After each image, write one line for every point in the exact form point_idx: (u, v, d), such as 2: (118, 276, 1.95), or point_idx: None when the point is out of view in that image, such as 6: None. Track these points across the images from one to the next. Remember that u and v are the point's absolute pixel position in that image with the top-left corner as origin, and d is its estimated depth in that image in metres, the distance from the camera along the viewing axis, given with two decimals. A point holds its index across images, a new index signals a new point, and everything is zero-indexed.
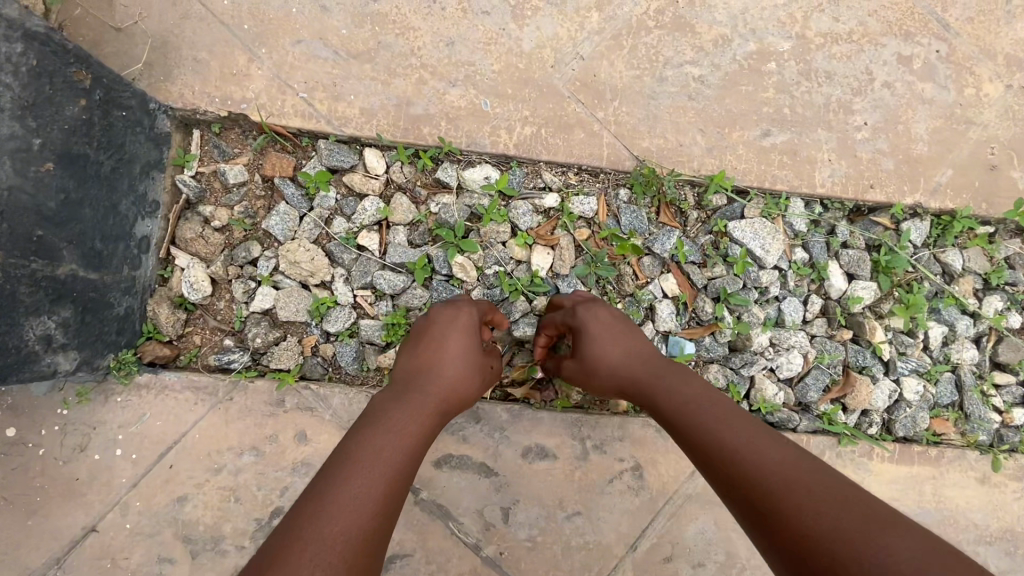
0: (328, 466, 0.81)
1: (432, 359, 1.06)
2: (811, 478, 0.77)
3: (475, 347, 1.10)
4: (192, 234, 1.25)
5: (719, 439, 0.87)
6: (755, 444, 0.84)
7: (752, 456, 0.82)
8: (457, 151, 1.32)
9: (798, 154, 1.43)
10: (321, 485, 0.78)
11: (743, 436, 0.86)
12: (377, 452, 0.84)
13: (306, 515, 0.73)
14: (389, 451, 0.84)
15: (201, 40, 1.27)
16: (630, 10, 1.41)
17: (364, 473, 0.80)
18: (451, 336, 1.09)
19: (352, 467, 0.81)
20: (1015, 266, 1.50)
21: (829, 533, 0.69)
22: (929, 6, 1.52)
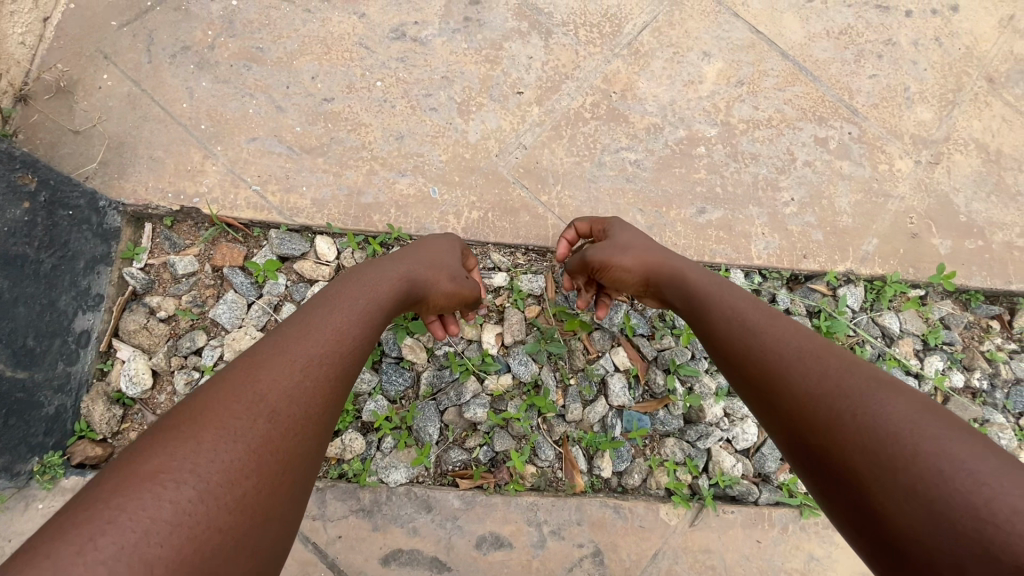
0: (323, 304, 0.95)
1: (406, 248, 1.15)
2: (817, 347, 0.87)
3: (456, 270, 1.16)
4: (136, 326, 1.24)
5: (730, 327, 0.98)
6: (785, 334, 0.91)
7: (765, 336, 0.92)
8: (406, 236, 1.36)
9: (732, 229, 1.52)
10: (278, 341, 0.83)
11: (756, 321, 0.96)
12: (333, 321, 0.89)
13: (262, 366, 0.77)
14: (353, 297, 0.97)
15: (158, 140, 1.34)
16: (568, 104, 1.53)
17: (324, 339, 0.85)
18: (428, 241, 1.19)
19: (311, 330, 0.86)
20: (950, 326, 1.58)
21: (819, 385, 0.79)
22: (837, 95, 1.69)
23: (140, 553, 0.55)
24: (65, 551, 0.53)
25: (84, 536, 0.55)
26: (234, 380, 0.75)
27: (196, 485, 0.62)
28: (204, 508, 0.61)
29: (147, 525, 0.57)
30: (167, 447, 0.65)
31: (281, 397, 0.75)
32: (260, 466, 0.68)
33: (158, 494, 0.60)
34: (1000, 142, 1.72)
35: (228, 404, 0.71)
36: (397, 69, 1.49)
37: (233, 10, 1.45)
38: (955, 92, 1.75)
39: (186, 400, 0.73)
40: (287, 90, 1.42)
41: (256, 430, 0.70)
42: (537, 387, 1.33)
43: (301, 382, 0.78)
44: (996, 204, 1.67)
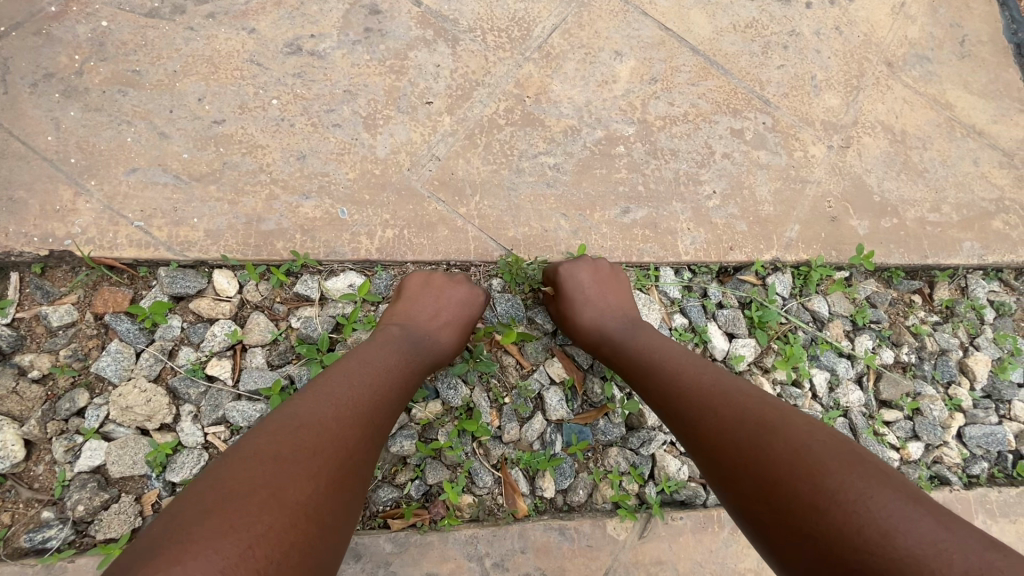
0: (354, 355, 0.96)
1: (444, 311, 1.14)
2: (729, 396, 0.91)
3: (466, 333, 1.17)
4: (3, 390, 1.09)
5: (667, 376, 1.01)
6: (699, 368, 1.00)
7: (684, 386, 0.97)
8: (315, 262, 1.27)
9: (658, 226, 1.50)
10: (356, 390, 0.87)
11: (675, 371, 1.01)
12: (397, 378, 0.96)
13: (350, 418, 0.82)
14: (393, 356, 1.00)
15: (19, 178, 1.20)
16: (481, 111, 1.48)
17: (390, 404, 0.91)
18: (466, 313, 1.17)
19: (380, 387, 0.91)
20: (876, 304, 1.61)
21: (735, 434, 0.84)
22: (748, 87, 1.71)
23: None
24: (223, 558, 0.58)
25: (236, 546, 0.60)
26: (327, 425, 0.79)
27: (311, 523, 0.68)
28: (313, 548, 0.68)
29: (279, 550, 0.63)
30: (285, 479, 0.70)
31: (360, 458, 0.81)
32: (340, 516, 0.75)
33: (289, 522, 0.66)
34: (904, 123, 1.78)
35: (326, 450, 0.76)
36: (295, 85, 1.39)
37: (104, 32, 1.33)
38: (859, 77, 1.81)
39: (285, 429, 0.77)
40: (171, 114, 1.30)
41: (342, 485, 0.76)
42: (469, 410, 1.26)
43: (372, 445, 0.85)
44: (906, 181, 1.72)
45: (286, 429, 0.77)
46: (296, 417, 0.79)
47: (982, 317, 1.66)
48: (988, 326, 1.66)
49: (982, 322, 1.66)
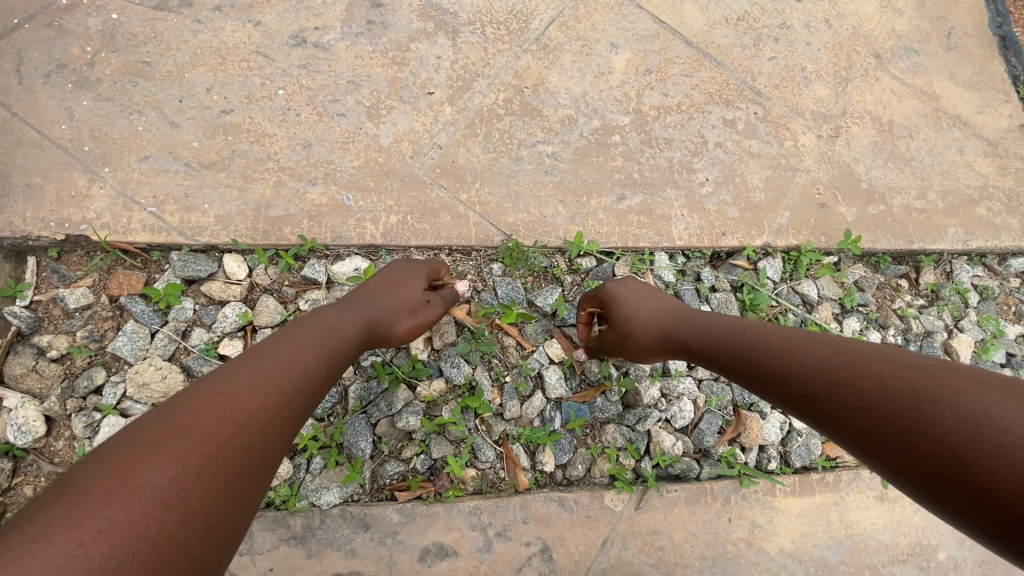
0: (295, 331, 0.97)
1: (391, 283, 1.16)
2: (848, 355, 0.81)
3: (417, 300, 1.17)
4: (24, 369, 1.14)
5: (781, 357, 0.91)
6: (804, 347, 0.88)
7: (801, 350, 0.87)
8: (322, 247, 1.31)
9: (652, 213, 1.54)
10: (251, 368, 0.82)
11: (782, 346, 0.92)
12: (309, 351, 0.92)
13: (240, 395, 0.77)
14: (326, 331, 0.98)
15: (34, 165, 1.23)
16: (481, 101, 1.53)
17: (293, 373, 0.86)
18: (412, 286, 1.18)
19: (283, 364, 0.86)
20: (863, 288, 1.66)
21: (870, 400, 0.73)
22: (740, 79, 1.76)
23: (127, 568, 0.56)
24: (55, 555, 0.52)
25: (74, 541, 0.54)
26: (210, 404, 0.74)
27: (178, 506, 0.62)
28: (180, 529, 0.61)
29: (132, 539, 0.57)
30: (141, 464, 0.63)
31: (254, 433, 0.75)
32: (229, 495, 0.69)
33: (146, 510, 0.60)
34: (891, 113, 1.84)
35: (204, 427, 0.70)
36: (300, 76, 1.43)
37: (114, 24, 1.36)
38: (847, 69, 1.86)
39: (156, 417, 0.70)
40: (181, 104, 1.34)
41: (229, 462, 0.70)
42: (472, 388, 1.30)
43: (271, 417, 0.79)
44: (892, 170, 1.78)
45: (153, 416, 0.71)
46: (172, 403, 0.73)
47: (966, 300, 1.72)
48: (972, 309, 1.71)
49: (966, 305, 1.72)
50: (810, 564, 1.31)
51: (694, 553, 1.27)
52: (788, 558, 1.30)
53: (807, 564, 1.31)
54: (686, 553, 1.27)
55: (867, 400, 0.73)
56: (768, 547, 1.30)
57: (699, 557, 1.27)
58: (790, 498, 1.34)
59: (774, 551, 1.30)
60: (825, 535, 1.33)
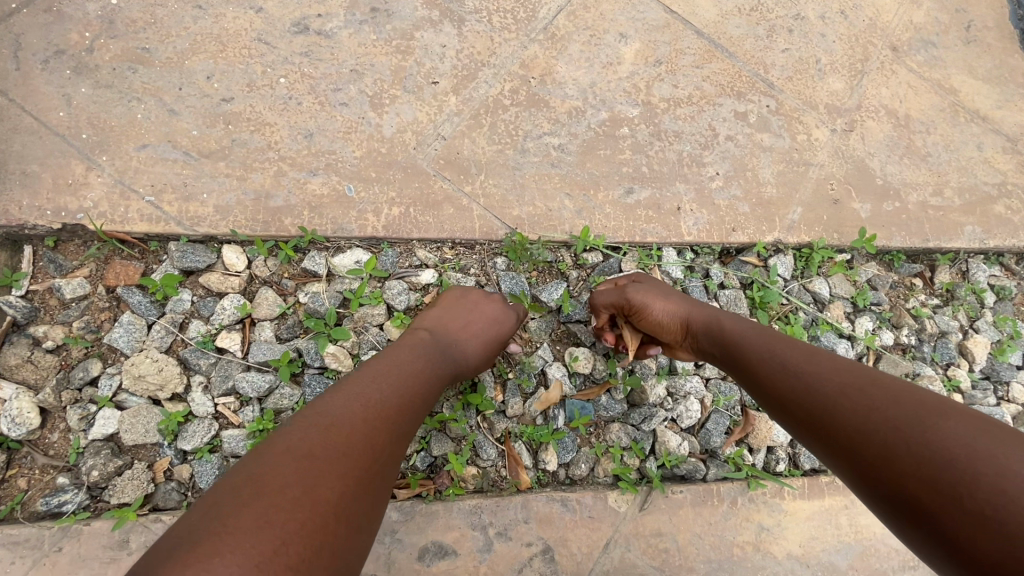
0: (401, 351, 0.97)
1: (462, 319, 1.14)
2: (868, 377, 0.83)
3: (487, 340, 1.14)
4: (18, 360, 1.12)
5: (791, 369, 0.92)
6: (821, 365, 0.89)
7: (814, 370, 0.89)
8: (322, 238, 1.29)
9: (661, 207, 1.51)
10: (388, 395, 0.87)
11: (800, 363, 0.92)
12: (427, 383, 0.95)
13: (382, 421, 0.82)
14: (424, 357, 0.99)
15: (31, 152, 1.21)
16: (486, 92, 1.49)
17: (415, 407, 0.90)
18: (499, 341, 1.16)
19: (406, 396, 0.89)
20: (877, 286, 1.62)
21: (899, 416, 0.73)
22: (753, 70, 1.72)
23: (311, 572, 0.63)
24: (244, 559, 0.59)
25: (279, 540, 0.62)
26: (362, 425, 0.79)
27: (344, 523, 0.69)
28: (338, 537, 0.68)
29: (316, 547, 0.64)
30: (320, 476, 0.70)
31: (389, 463, 0.81)
32: (369, 516, 0.75)
33: (325, 522, 0.67)
34: (908, 107, 1.79)
35: (361, 449, 0.77)
36: (302, 64, 1.40)
37: (113, 9, 1.34)
38: (863, 61, 1.81)
39: (318, 426, 0.77)
40: (180, 92, 1.31)
41: (373, 485, 0.76)
42: (474, 384, 1.27)
43: (398, 446, 0.83)
44: (908, 165, 1.73)
45: (318, 427, 0.77)
46: (327, 416, 0.79)
47: (982, 300, 1.67)
48: (988, 310, 1.67)
49: (982, 305, 1.67)
50: (818, 569, 1.28)
51: (699, 556, 1.24)
52: (796, 562, 1.27)
53: (815, 568, 1.27)
54: (692, 557, 1.24)
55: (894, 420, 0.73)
56: (775, 551, 1.27)
57: (705, 560, 1.24)
58: (798, 500, 1.31)
59: (782, 555, 1.27)
60: (834, 538, 1.30)
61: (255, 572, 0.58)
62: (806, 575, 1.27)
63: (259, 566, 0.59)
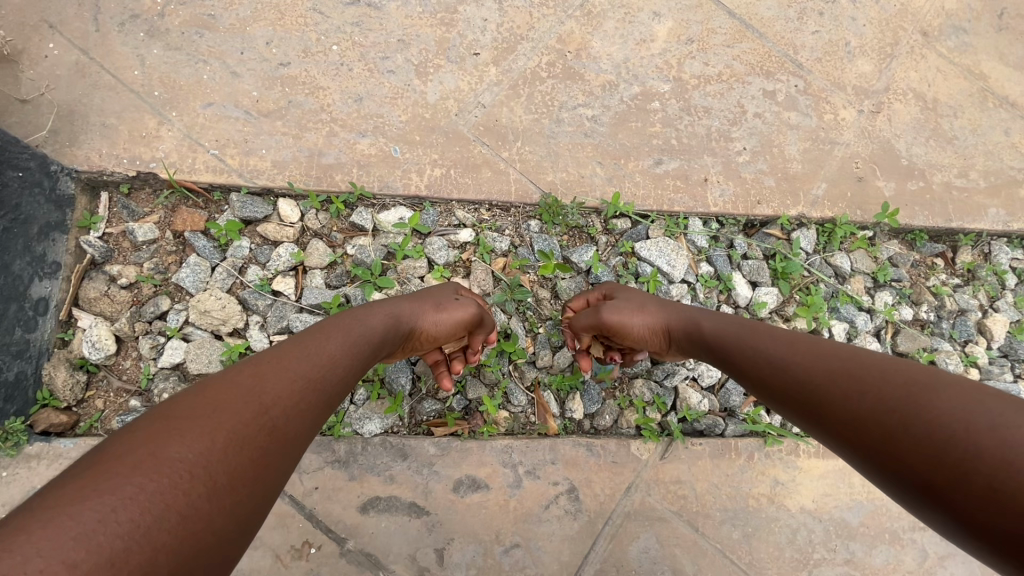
0: (317, 328, 0.95)
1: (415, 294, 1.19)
2: (849, 364, 0.82)
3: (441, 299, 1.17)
4: (97, 293, 1.23)
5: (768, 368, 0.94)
6: (800, 360, 0.90)
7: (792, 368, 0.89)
8: (370, 195, 1.38)
9: (689, 178, 1.57)
10: (276, 359, 0.82)
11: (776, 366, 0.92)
12: (333, 338, 0.92)
13: (269, 377, 0.77)
14: (341, 328, 0.96)
15: (109, 106, 1.32)
16: (525, 64, 1.56)
17: (322, 363, 0.86)
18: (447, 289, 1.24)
19: (300, 356, 0.84)
20: (897, 263, 1.66)
21: (879, 402, 0.73)
22: (782, 51, 1.76)
23: (153, 536, 0.55)
24: (89, 517, 0.52)
25: (107, 506, 0.54)
26: (241, 386, 0.73)
27: (205, 479, 0.61)
28: (224, 496, 0.62)
29: (160, 507, 0.56)
30: (168, 437, 0.62)
31: (282, 417, 0.74)
32: (254, 482, 0.66)
33: (174, 481, 0.59)
34: (936, 91, 1.82)
35: (234, 406, 0.70)
36: (353, 33, 1.49)
37: None
38: (892, 45, 1.84)
39: (176, 399, 0.70)
40: (242, 56, 1.41)
41: (256, 438, 0.68)
42: (506, 335, 1.36)
43: (299, 404, 0.77)
44: (934, 148, 1.76)
45: (179, 398, 0.70)
46: (197, 387, 0.72)
47: (1003, 281, 1.70)
48: (1009, 291, 1.70)
49: (1003, 286, 1.70)
50: (829, 523, 1.34)
51: (715, 504, 1.31)
52: (808, 516, 1.33)
53: (826, 523, 1.34)
54: (708, 504, 1.31)
55: (885, 411, 0.72)
56: (789, 504, 1.33)
57: (721, 508, 1.31)
58: (813, 458, 1.37)
59: (795, 508, 1.33)
60: (847, 496, 1.36)
61: (68, 543, 0.50)
62: (818, 528, 1.33)
63: (78, 534, 0.51)
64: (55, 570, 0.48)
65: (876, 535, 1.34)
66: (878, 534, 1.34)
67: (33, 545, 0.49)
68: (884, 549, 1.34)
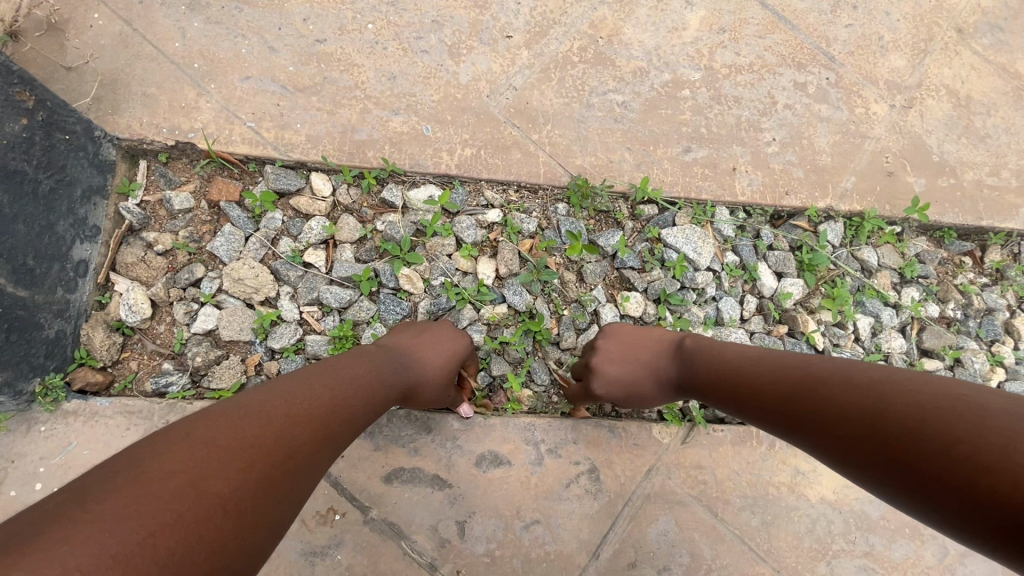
0: (345, 359, 0.96)
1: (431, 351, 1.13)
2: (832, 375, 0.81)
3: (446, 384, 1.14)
4: (134, 258, 1.26)
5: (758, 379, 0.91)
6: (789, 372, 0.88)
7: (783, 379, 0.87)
8: (401, 172, 1.39)
9: (717, 167, 1.57)
10: (315, 393, 0.82)
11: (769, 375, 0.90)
12: (366, 384, 0.92)
13: (305, 417, 0.77)
14: (373, 369, 0.97)
15: (150, 77, 1.34)
16: (556, 48, 1.57)
17: (352, 406, 0.86)
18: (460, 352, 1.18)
19: (336, 395, 0.85)
20: (925, 260, 1.65)
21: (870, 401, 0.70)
22: (815, 43, 1.75)
23: (181, 568, 0.56)
24: (128, 539, 0.54)
25: (144, 529, 0.55)
26: (276, 416, 0.74)
27: (235, 516, 0.63)
28: (244, 534, 0.64)
29: (195, 539, 0.58)
30: (212, 467, 0.63)
31: (307, 461, 0.74)
32: (269, 522, 0.68)
33: (211, 513, 0.60)
34: (970, 88, 1.79)
35: (270, 440, 0.71)
36: (388, 12, 1.50)
37: None
38: (927, 41, 1.82)
39: (217, 414, 0.71)
40: (279, 31, 1.43)
41: (281, 481, 0.70)
42: (531, 316, 1.36)
43: (323, 449, 0.78)
44: (966, 145, 1.74)
45: (216, 416, 0.70)
46: (237, 408, 0.73)
47: None
48: None
49: None
50: (850, 515, 1.33)
51: (735, 490, 1.31)
52: (828, 507, 1.33)
53: (846, 514, 1.33)
54: (728, 491, 1.31)
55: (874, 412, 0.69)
56: (809, 494, 1.33)
57: (740, 494, 1.31)
58: None
59: (815, 499, 1.33)
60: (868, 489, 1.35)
61: (107, 562, 0.52)
62: (838, 519, 1.32)
63: (118, 555, 0.53)
64: None
65: (897, 529, 1.34)
66: (899, 529, 1.34)
67: (76, 559, 0.50)
68: (904, 544, 1.33)
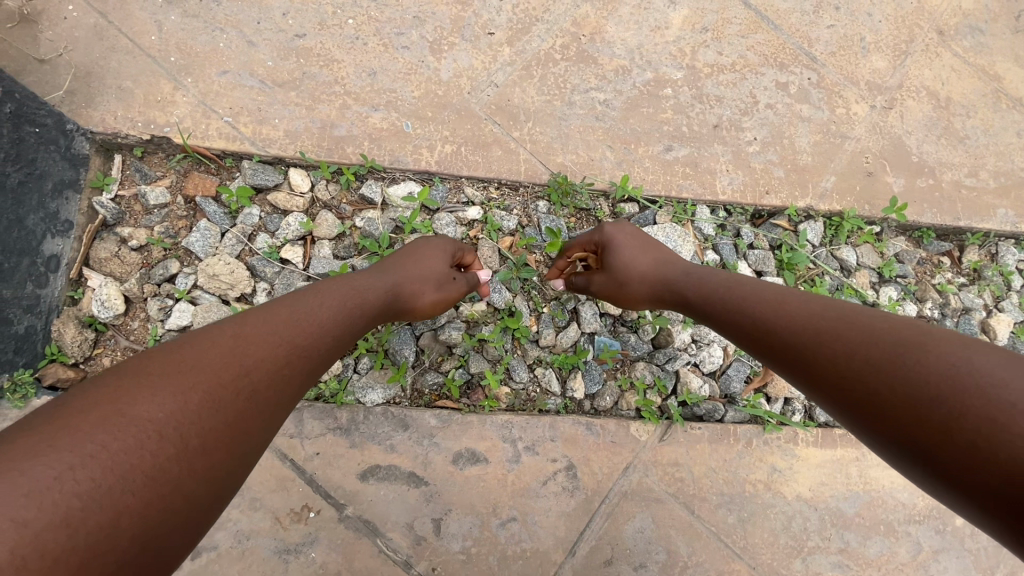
0: (303, 292, 0.96)
1: (414, 261, 1.17)
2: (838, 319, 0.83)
3: (443, 277, 1.17)
4: (107, 254, 1.24)
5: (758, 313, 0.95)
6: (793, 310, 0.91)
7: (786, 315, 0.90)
8: (380, 168, 1.38)
9: (698, 165, 1.57)
10: (264, 322, 0.82)
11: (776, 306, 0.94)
12: (324, 312, 0.92)
13: (250, 343, 0.77)
14: (338, 295, 0.97)
15: (126, 70, 1.33)
16: (539, 45, 1.57)
17: (308, 332, 0.86)
18: (442, 253, 1.21)
19: (291, 323, 0.85)
20: (903, 260, 1.67)
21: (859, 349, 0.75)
22: (797, 44, 1.75)
23: (115, 496, 0.55)
24: (45, 474, 0.52)
25: (64, 464, 0.54)
26: (220, 349, 0.74)
27: (174, 441, 0.62)
28: (192, 456, 0.63)
29: (124, 469, 0.57)
30: (138, 397, 0.63)
31: (262, 383, 0.75)
32: (226, 444, 0.68)
33: (140, 442, 0.59)
34: (949, 90, 1.81)
35: (212, 369, 0.70)
36: (369, 8, 1.49)
37: None
38: (908, 43, 1.83)
39: (159, 354, 0.71)
40: (259, 25, 1.42)
41: (232, 403, 0.70)
42: (511, 313, 1.36)
43: (279, 371, 0.78)
44: (945, 147, 1.76)
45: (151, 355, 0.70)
46: (171, 347, 0.73)
47: (1009, 283, 1.70)
48: (1014, 292, 1.70)
49: (1008, 287, 1.70)
50: (824, 512, 1.34)
51: (710, 487, 1.31)
52: (804, 504, 1.34)
53: (821, 511, 1.34)
54: (704, 487, 1.31)
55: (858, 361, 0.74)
56: (785, 491, 1.34)
57: (717, 491, 1.31)
58: (811, 448, 1.38)
59: (791, 496, 1.34)
60: (843, 486, 1.36)
61: (21, 500, 0.50)
62: (813, 516, 1.33)
63: (33, 492, 0.51)
64: (5, 525, 0.48)
65: (871, 526, 1.35)
66: (873, 526, 1.35)
67: None
68: (878, 541, 1.34)
